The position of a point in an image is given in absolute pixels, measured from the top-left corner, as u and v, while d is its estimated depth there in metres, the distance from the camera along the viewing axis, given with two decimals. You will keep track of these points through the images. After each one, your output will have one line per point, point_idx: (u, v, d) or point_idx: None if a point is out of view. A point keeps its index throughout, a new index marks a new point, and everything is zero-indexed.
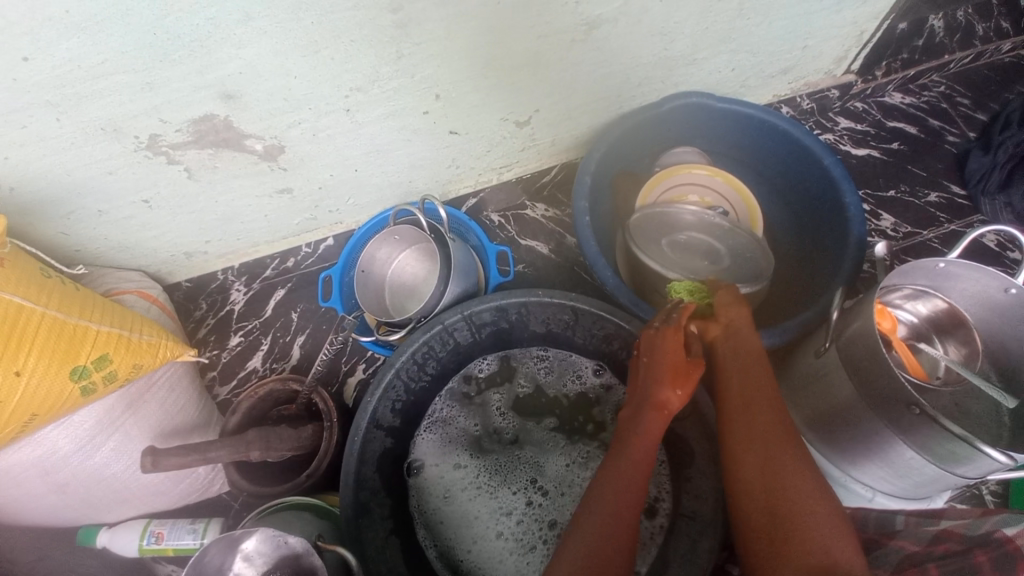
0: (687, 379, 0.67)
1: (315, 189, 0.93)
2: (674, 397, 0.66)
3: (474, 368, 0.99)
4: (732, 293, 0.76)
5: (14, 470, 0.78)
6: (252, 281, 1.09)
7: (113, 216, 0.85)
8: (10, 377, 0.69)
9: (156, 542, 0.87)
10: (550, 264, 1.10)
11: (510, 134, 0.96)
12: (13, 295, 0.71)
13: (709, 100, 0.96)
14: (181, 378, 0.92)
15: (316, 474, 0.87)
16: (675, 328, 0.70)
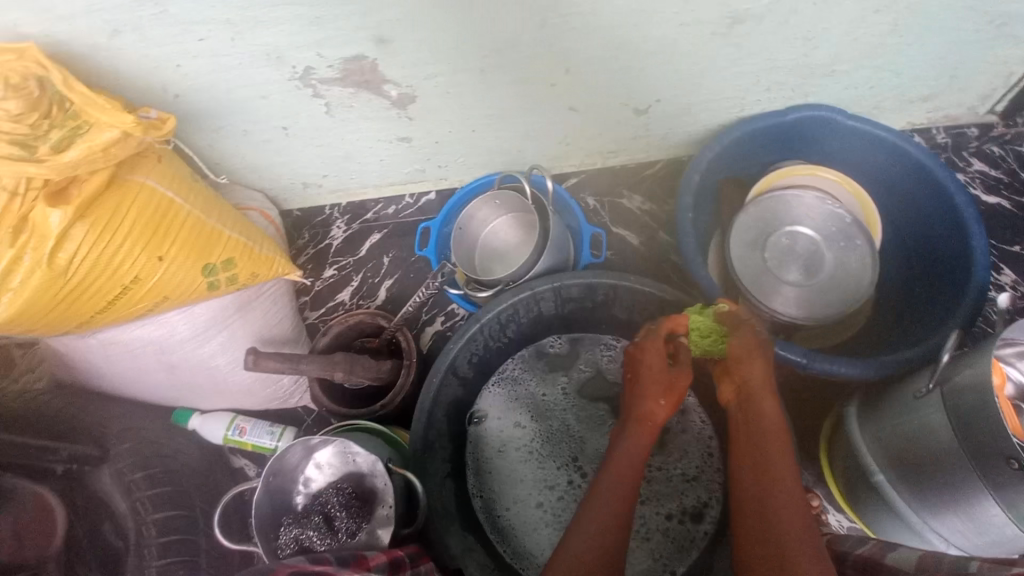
0: (670, 393, 0.67)
1: (431, 142, 0.97)
2: (659, 409, 0.66)
3: (546, 342, 1.02)
4: (753, 338, 0.67)
5: (133, 343, 0.86)
6: (353, 220, 1.16)
7: (254, 137, 0.90)
8: (153, 261, 0.76)
9: (239, 435, 0.96)
10: (637, 255, 1.11)
11: (627, 119, 0.97)
12: (166, 189, 0.78)
13: (841, 117, 0.93)
14: (282, 295, 1.00)
15: (389, 406, 0.93)
16: (652, 342, 0.70)
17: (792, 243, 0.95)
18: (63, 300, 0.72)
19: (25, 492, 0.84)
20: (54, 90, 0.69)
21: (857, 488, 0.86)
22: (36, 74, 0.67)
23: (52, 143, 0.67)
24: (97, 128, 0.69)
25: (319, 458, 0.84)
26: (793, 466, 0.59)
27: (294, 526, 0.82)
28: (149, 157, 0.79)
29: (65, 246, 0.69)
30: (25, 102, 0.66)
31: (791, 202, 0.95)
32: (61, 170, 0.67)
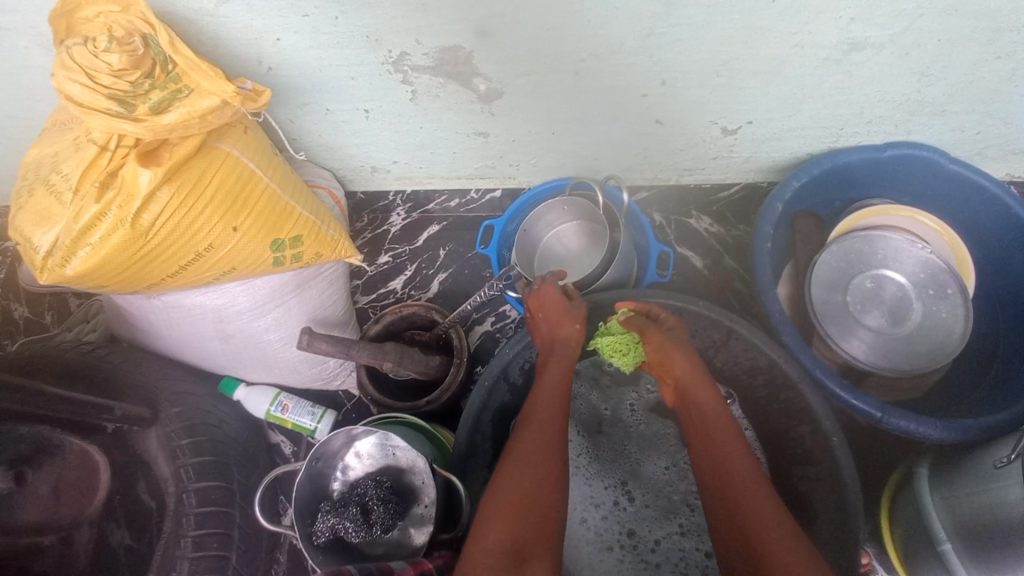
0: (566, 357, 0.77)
1: (507, 140, 0.96)
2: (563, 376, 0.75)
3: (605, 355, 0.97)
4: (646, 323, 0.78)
5: (194, 310, 0.86)
6: (413, 209, 1.16)
7: (335, 117, 0.90)
8: (228, 231, 0.76)
9: (281, 411, 0.96)
10: (699, 278, 1.07)
11: (711, 139, 0.93)
12: (249, 161, 0.77)
13: (942, 159, 0.88)
14: (338, 277, 1.00)
15: (435, 403, 0.92)
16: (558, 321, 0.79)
17: (878, 289, 0.92)
18: (140, 261, 0.72)
19: (71, 449, 0.87)
20: (157, 49, 0.68)
21: (918, 551, 0.79)
22: (142, 31, 0.66)
23: (151, 104, 0.67)
24: (197, 93, 0.69)
25: (358, 447, 0.83)
26: (739, 444, 0.69)
27: (331, 514, 0.80)
28: (236, 127, 0.78)
29: (150, 207, 0.69)
30: (130, 59, 0.65)
31: (879, 242, 0.93)
32: (157, 131, 0.68)
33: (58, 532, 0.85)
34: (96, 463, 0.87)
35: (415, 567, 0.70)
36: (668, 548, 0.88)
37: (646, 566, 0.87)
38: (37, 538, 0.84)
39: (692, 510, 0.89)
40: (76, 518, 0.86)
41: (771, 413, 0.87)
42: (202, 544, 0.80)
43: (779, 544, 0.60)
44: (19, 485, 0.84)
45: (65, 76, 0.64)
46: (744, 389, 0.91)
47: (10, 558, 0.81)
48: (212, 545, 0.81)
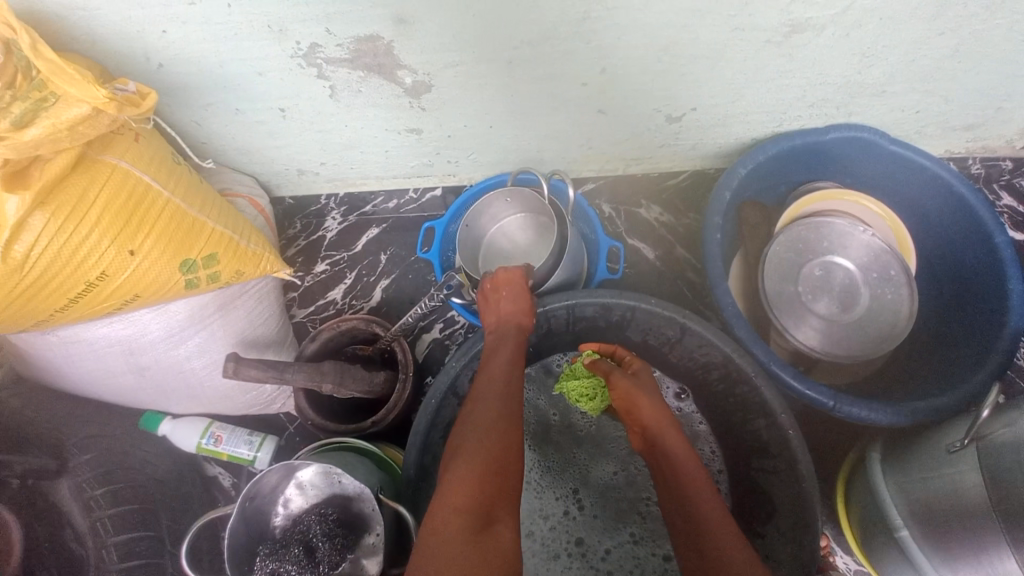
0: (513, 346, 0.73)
1: (443, 136, 0.89)
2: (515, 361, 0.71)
3: (553, 359, 0.94)
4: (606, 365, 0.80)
5: (98, 343, 0.76)
6: (349, 212, 1.08)
7: (247, 118, 0.81)
8: (124, 256, 0.67)
9: (214, 444, 0.87)
10: (651, 270, 1.05)
11: (656, 127, 0.89)
12: (142, 174, 0.68)
13: (882, 141, 0.87)
14: (268, 293, 0.91)
15: (381, 424, 0.86)
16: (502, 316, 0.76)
17: (827, 276, 0.92)
18: (18, 296, 0.63)
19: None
20: (21, 55, 0.59)
21: (875, 538, 0.79)
22: (3, 37, 0.58)
23: (11, 117, 0.57)
24: (65, 102, 0.59)
25: (301, 478, 0.76)
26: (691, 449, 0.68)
27: (271, 558, 0.72)
28: (125, 136, 0.69)
29: (21, 237, 0.60)
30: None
31: (823, 229, 0.92)
32: (21, 150, 0.58)
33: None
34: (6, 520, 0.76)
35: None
36: (620, 555, 0.85)
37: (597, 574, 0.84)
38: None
39: (642, 517, 0.87)
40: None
41: (727, 406, 0.84)
42: None
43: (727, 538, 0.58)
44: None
45: None
46: (700, 384, 0.89)
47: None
48: None
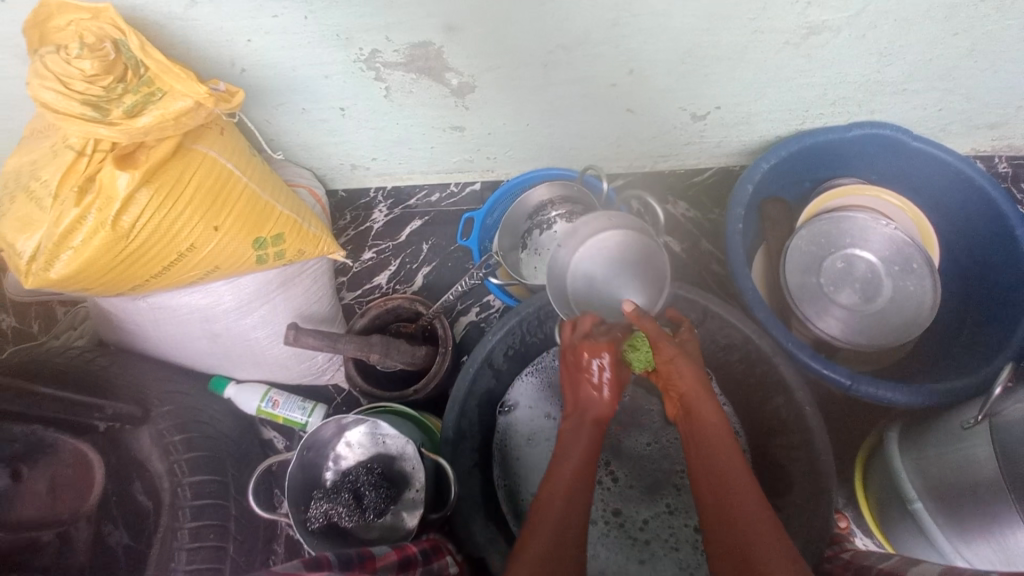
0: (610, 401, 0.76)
1: (483, 133, 0.98)
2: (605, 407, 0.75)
3: None
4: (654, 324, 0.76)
5: (180, 310, 0.88)
6: (395, 205, 1.17)
7: (311, 116, 0.91)
8: (209, 231, 0.77)
9: (272, 407, 0.98)
10: (677, 262, 1.10)
11: (681, 125, 0.96)
12: (226, 161, 0.79)
13: (904, 137, 0.91)
14: (323, 274, 1.01)
15: (422, 392, 0.94)
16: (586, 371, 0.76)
17: (849, 268, 0.95)
18: (120, 262, 0.74)
19: (65, 447, 0.83)
20: (128, 54, 0.69)
21: (891, 511, 0.81)
22: (112, 36, 0.68)
23: (125, 107, 0.69)
24: (171, 96, 0.71)
25: (348, 436, 0.85)
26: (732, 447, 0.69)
27: (324, 500, 0.81)
28: (213, 129, 0.80)
29: (129, 208, 0.71)
30: (102, 65, 0.67)
31: (844, 223, 0.96)
32: (131, 135, 0.69)
33: (54, 528, 0.81)
34: (91, 460, 0.83)
35: (398, 552, 0.73)
36: (657, 525, 0.90)
37: (633, 541, 0.90)
38: (35, 534, 0.80)
39: (679, 490, 0.92)
40: (74, 514, 0.82)
41: (748, 387, 0.88)
42: (200, 536, 0.82)
43: (760, 537, 0.61)
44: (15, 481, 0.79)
45: (42, 84, 0.66)
46: (721, 367, 0.93)
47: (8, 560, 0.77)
48: (209, 537, 0.83)
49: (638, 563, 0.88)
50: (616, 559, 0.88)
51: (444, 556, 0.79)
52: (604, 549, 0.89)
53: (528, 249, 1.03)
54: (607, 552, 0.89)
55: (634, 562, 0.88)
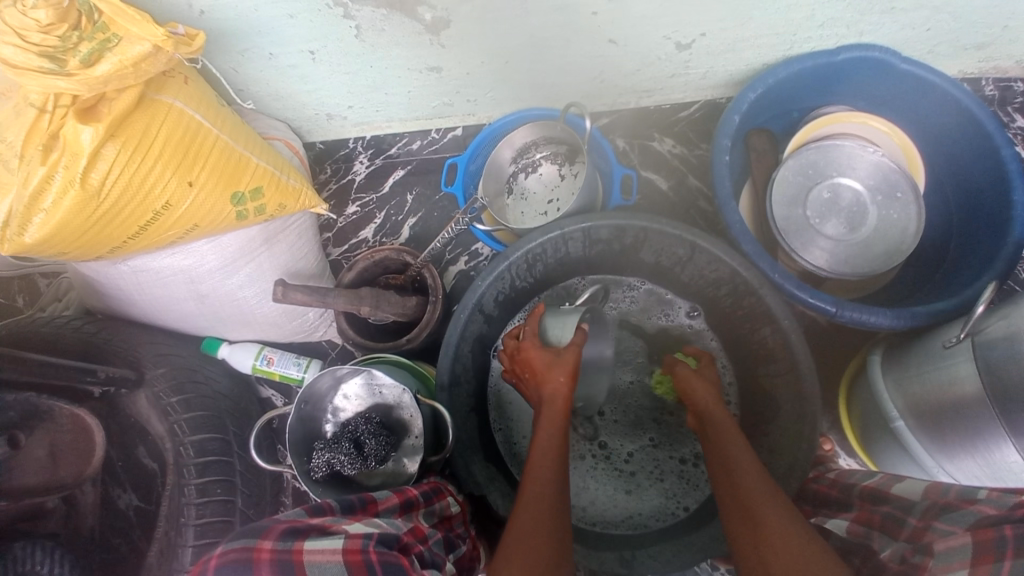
0: (559, 373, 0.75)
1: (462, 74, 0.94)
2: (550, 392, 0.74)
3: (571, 284, 1.02)
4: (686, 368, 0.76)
5: (163, 272, 0.86)
6: (376, 156, 1.14)
7: (279, 62, 0.87)
8: (184, 186, 0.75)
9: (266, 365, 0.98)
10: (665, 200, 1.10)
11: (667, 55, 0.92)
12: (194, 112, 0.76)
13: (892, 60, 0.88)
14: (308, 230, 1.00)
15: (415, 342, 0.94)
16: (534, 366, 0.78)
17: (835, 198, 0.95)
18: (95, 223, 0.71)
19: (61, 412, 0.84)
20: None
21: (874, 432, 0.85)
22: None
23: (81, 55, 0.64)
24: (127, 40, 0.67)
25: (346, 388, 0.86)
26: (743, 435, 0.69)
27: (327, 450, 0.81)
28: (176, 78, 0.76)
29: (96, 165, 0.68)
30: (54, 12, 0.62)
31: (831, 151, 0.95)
32: (92, 85, 0.65)
33: (58, 493, 0.83)
34: (88, 424, 0.85)
35: (399, 495, 0.73)
36: (641, 457, 0.95)
37: (620, 473, 0.95)
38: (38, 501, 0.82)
39: (658, 424, 0.96)
40: (76, 479, 0.84)
41: (736, 319, 0.89)
42: (207, 491, 0.84)
43: (777, 519, 0.60)
44: (12, 449, 0.80)
45: None
46: (710, 301, 0.94)
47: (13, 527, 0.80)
48: (216, 491, 0.84)
49: (626, 493, 0.93)
50: (605, 492, 0.94)
51: (445, 497, 0.80)
52: (593, 485, 0.94)
53: (513, 193, 1.04)
54: (596, 484, 0.94)
55: (622, 492, 0.94)
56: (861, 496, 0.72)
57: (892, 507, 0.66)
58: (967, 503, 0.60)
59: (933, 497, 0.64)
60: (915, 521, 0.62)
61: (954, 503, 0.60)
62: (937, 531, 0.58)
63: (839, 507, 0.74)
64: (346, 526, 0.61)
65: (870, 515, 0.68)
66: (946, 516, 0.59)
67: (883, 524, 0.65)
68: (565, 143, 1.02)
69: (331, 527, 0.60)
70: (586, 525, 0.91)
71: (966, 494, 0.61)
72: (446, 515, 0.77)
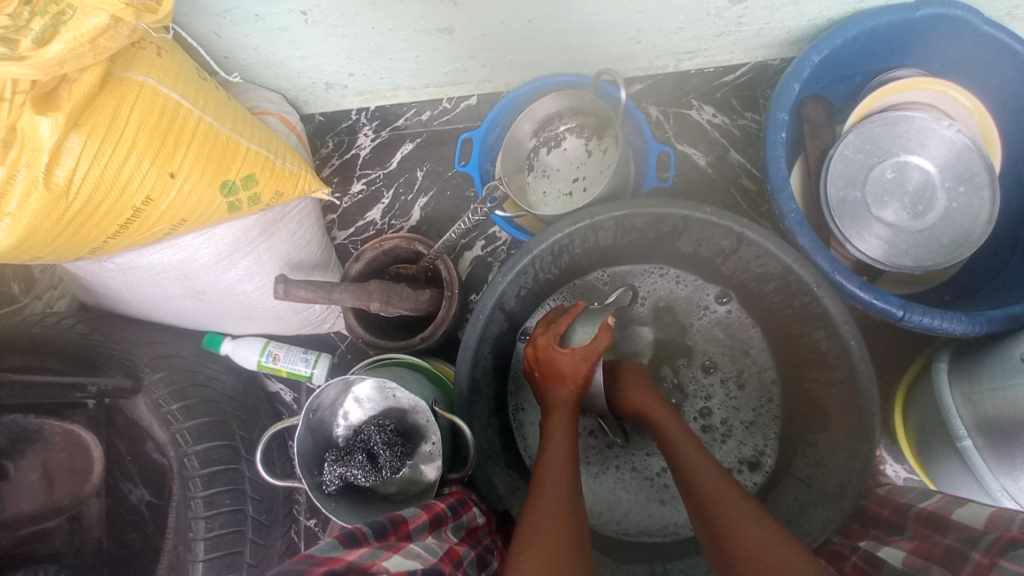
0: (569, 372, 0.69)
1: (477, 35, 0.81)
2: (564, 392, 0.69)
3: (628, 270, 0.93)
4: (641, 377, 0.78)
5: (153, 269, 0.78)
6: (382, 128, 1.04)
7: (267, 25, 0.75)
8: (166, 178, 0.66)
9: (272, 361, 0.92)
10: (702, 177, 1.00)
11: (716, 10, 0.79)
12: (169, 91, 0.66)
13: (977, 18, 0.76)
14: (309, 215, 0.90)
15: (430, 340, 0.88)
16: (547, 334, 0.73)
17: (900, 178, 0.83)
18: (68, 225, 0.64)
19: (52, 431, 0.83)
20: None
21: (933, 445, 0.78)
22: None
23: (32, 35, 0.56)
24: (82, 12, 0.57)
25: (357, 392, 0.79)
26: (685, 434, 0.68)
27: (338, 464, 0.77)
28: (146, 49, 0.67)
29: (62, 161, 0.60)
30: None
31: (899, 124, 0.83)
32: (46, 69, 0.57)
33: (61, 514, 0.81)
34: (85, 440, 0.84)
35: (427, 511, 0.65)
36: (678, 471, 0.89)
37: (652, 482, 0.90)
38: (41, 524, 0.80)
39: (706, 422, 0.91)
40: (75, 498, 0.82)
41: (783, 318, 0.81)
42: (214, 502, 0.81)
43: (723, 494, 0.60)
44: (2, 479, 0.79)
45: None
46: (752, 295, 0.85)
47: (14, 552, 0.78)
48: (224, 502, 0.82)
49: (661, 502, 0.88)
50: (638, 500, 0.89)
51: (471, 508, 0.73)
52: (624, 493, 0.89)
53: (534, 170, 0.93)
54: (627, 495, 0.89)
55: (656, 502, 0.88)
56: (917, 519, 0.66)
57: (956, 539, 0.59)
58: None
59: (998, 530, 0.58)
60: (979, 556, 0.55)
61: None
62: (1002, 572, 0.52)
63: (890, 530, 0.68)
64: (384, 562, 0.53)
65: (931, 547, 0.60)
66: (1014, 554, 0.52)
67: (945, 558, 0.58)
68: (593, 114, 0.90)
69: (370, 567, 0.51)
70: (619, 534, 0.85)
71: None
72: (473, 528, 0.70)
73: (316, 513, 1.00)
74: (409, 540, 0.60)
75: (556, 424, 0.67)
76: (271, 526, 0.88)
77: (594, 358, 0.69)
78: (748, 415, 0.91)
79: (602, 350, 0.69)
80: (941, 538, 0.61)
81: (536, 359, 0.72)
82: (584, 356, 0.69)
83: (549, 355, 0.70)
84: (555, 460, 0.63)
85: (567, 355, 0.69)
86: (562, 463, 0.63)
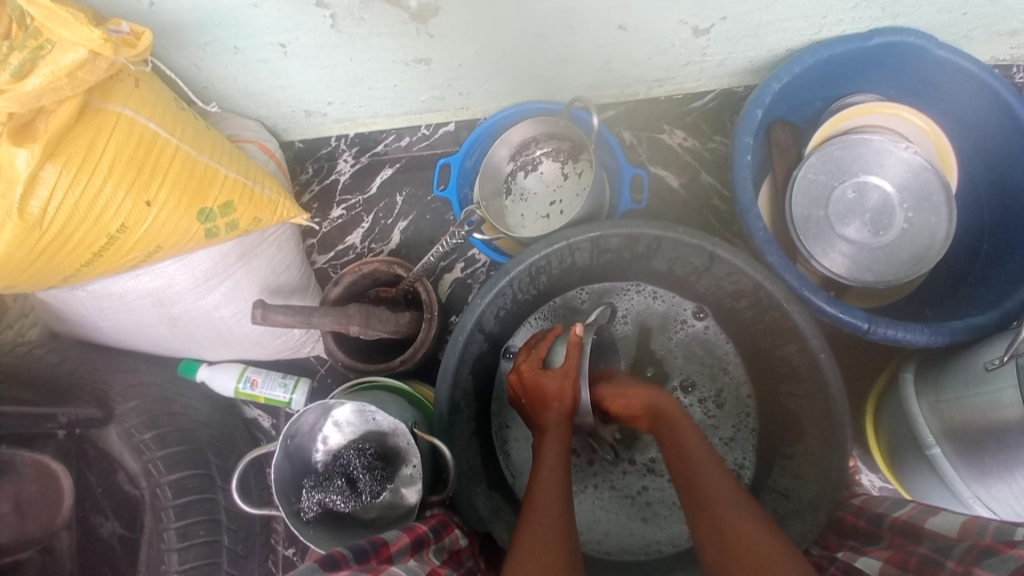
0: (556, 395, 0.70)
1: (454, 65, 0.84)
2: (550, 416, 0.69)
3: (606, 288, 0.95)
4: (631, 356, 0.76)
5: (128, 296, 0.78)
6: (361, 153, 1.05)
7: (247, 56, 0.77)
8: (141, 207, 0.67)
9: (250, 387, 0.91)
10: (675, 198, 1.03)
11: (682, 41, 0.82)
12: (147, 121, 0.67)
13: (929, 45, 0.80)
14: (288, 240, 0.90)
15: (410, 362, 0.88)
16: (529, 357, 0.74)
17: (860, 198, 0.87)
18: (41, 253, 0.64)
19: (22, 462, 0.80)
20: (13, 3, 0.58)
21: (904, 455, 0.80)
22: None
23: (11, 68, 0.57)
24: (61, 47, 0.58)
25: (336, 417, 0.78)
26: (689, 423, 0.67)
27: (316, 490, 0.76)
28: (125, 81, 0.67)
29: (36, 191, 0.60)
30: None
31: (858, 147, 0.87)
32: (24, 102, 0.58)
33: (32, 546, 0.79)
34: (55, 471, 0.81)
35: (409, 534, 0.64)
36: (658, 491, 0.90)
37: (633, 501, 0.89)
38: (13, 556, 0.78)
39: None
40: (45, 531, 0.80)
41: (756, 334, 0.83)
42: (188, 534, 0.79)
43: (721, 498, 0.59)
44: None
45: None
46: (725, 312, 0.87)
47: None
48: (198, 534, 0.80)
49: (642, 521, 0.88)
50: (619, 520, 0.88)
51: (453, 530, 0.73)
52: (606, 512, 0.89)
53: (512, 194, 0.95)
54: (608, 514, 0.89)
55: (638, 521, 0.88)
56: (892, 529, 0.67)
57: (930, 548, 0.60)
58: (1006, 546, 0.55)
59: (971, 538, 0.59)
60: (953, 564, 0.56)
61: (997, 547, 0.55)
62: None
63: (867, 541, 0.68)
64: None
65: (906, 556, 0.61)
66: (987, 562, 0.53)
67: (920, 566, 0.58)
68: (568, 139, 0.92)
69: None
70: (601, 554, 0.84)
71: (1004, 535, 0.57)
72: (455, 550, 0.70)
73: (294, 542, 0.98)
74: (391, 562, 0.59)
75: (549, 445, 0.67)
76: (247, 556, 0.87)
77: (574, 375, 0.70)
78: (726, 431, 0.92)
79: (579, 368, 0.71)
80: (914, 548, 0.62)
81: (520, 385, 0.73)
82: (565, 374, 0.70)
83: (534, 379, 0.71)
84: (547, 484, 0.63)
85: (549, 376, 0.70)
86: (555, 483, 0.63)
